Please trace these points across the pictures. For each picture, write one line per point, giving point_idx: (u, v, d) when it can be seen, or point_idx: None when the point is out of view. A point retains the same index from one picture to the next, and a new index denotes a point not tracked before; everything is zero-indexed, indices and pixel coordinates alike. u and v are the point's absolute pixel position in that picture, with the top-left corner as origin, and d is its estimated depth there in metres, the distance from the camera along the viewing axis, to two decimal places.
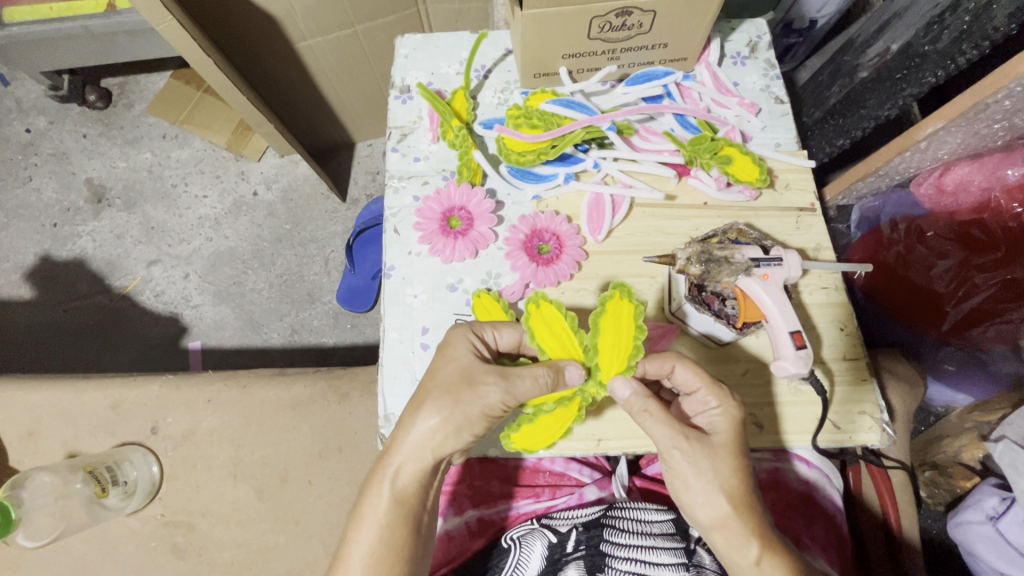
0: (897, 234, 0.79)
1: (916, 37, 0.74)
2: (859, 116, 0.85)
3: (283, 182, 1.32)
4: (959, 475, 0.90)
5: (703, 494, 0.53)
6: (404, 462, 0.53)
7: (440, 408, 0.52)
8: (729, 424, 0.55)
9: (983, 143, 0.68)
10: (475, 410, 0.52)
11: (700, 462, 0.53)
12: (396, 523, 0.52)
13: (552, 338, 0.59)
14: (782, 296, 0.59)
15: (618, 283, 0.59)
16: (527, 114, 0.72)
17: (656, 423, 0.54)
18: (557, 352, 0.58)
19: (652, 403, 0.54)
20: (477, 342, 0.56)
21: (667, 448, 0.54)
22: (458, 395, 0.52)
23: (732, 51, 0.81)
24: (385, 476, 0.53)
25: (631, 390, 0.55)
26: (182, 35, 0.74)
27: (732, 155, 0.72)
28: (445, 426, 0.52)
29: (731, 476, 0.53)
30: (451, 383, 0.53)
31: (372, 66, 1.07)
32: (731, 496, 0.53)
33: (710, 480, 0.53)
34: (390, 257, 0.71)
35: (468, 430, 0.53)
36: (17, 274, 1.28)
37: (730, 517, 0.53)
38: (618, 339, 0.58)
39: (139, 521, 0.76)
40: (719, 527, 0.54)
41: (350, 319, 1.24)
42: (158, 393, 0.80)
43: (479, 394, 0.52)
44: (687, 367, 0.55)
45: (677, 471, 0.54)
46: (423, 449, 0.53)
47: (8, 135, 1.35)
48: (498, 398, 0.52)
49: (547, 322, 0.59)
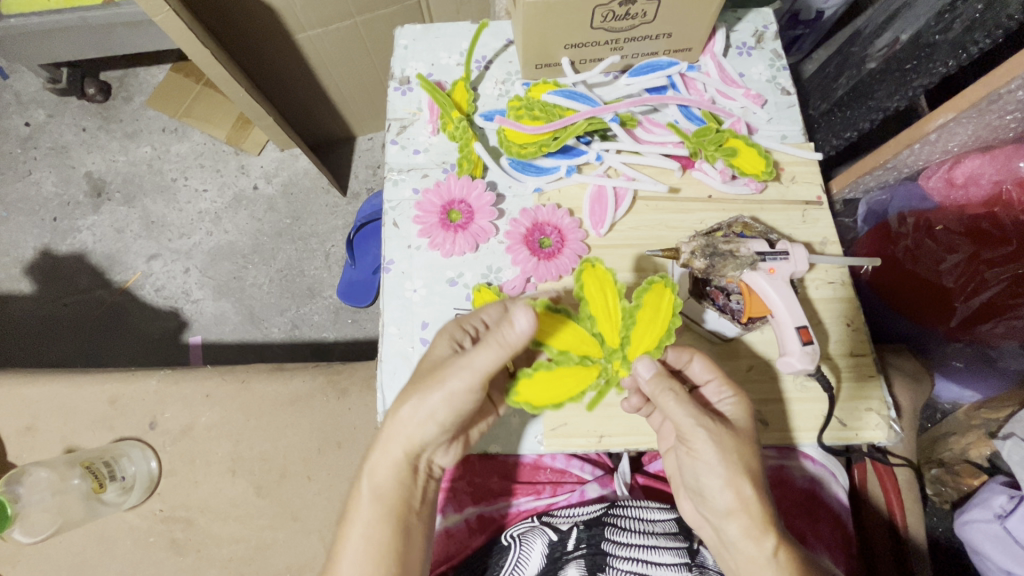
0: (906, 228, 0.77)
1: (927, 27, 0.73)
2: (867, 108, 0.83)
3: (283, 176, 1.31)
4: (966, 473, 0.86)
5: (727, 477, 0.51)
6: (379, 460, 0.53)
7: (406, 399, 0.51)
8: (745, 412, 0.54)
9: (994, 134, 0.68)
10: (437, 399, 0.49)
11: (725, 442, 0.51)
12: (382, 528, 0.52)
13: (599, 300, 0.57)
14: (789, 291, 0.59)
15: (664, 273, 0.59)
16: (529, 105, 0.71)
17: (679, 402, 0.51)
18: (599, 311, 0.57)
19: (676, 383, 0.52)
20: (460, 337, 0.54)
21: (692, 427, 0.51)
22: (422, 385, 0.50)
23: (738, 42, 0.79)
24: (365, 472, 0.53)
25: (654, 371, 0.53)
26: (180, 27, 0.73)
27: (737, 147, 0.70)
28: (414, 419, 0.50)
29: (752, 460, 0.52)
30: (417, 374, 0.52)
31: (372, 59, 1.06)
32: (754, 479, 0.51)
33: (735, 462, 0.51)
34: (388, 251, 0.70)
35: (433, 422, 0.50)
36: (17, 268, 1.27)
37: (753, 501, 0.51)
38: (655, 319, 0.57)
39: (138, 516, 0.75)
40: (738, 514, 0.51)
41: (351, 314, 1.23)
42: (157, 388, 0.79)
43: (441, 383, 0.49)
44: (704, 359, 0.56)
45: (700, 454, 0.52)
46: (395, 444, 0.52)
47: (7, 129, 1.34)
48: (461, 384, 0.48)
49: (600, 280, 0.58)
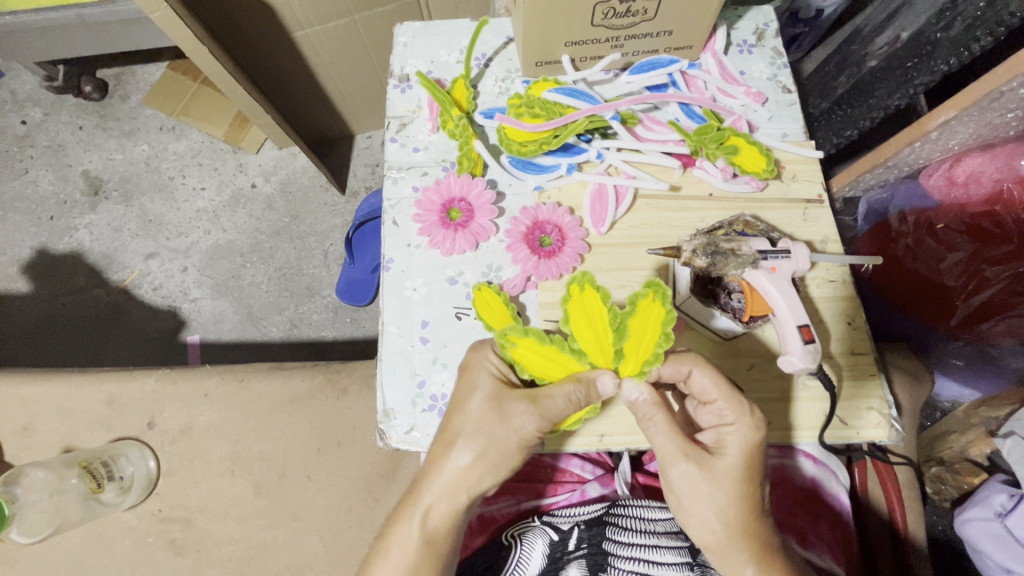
0: (906, 227, 0.78)
1: (927, 25, 0.72)
2: (868, 106, 0.82)
3: (282, 174, 1.31)
4: (966, 471, 0.86)
5: (697, 517, 0.52)
6: (434, 502, 0.54)
7: (473, 446, 0.53)
8: (741, 448, 0.52)
9: (995, 133, 0.67)
10: (510, 442, 0.53)
11: (697, 484, 0.52)
12: (422, 563, 0.53)
13: (589, 330, 0.57)
14: (789, 288, 0.58)
15: (654, 284, 0.57)
16: (529, 103, 0.70)
17: (657, 434, 0.52)
18: (589, 342, 0.56)
19: (657, 412, 0.52)
20: (500, 365, 0.57)
21: (666, 463, 0.53)
22: (489, 428, 0.53)
23: (738, 40, 0.79)
24: (415, 513, 0.54)
25: (640, 396, 0.52)
26: (177, 24, 0.73)
27: (739, 145, 0.70)
28: (480, 464, 0.53)
29: (731, 504, 0.52)
30: (482, 418, 0.53)
31: (372, 55, 1.06)
32: (727, 523, 0.52)
33: (706, 505, 0.52)
34: (389, 249, 0.70)
35: (503, 465, 0.54)
36: (14, 267, 1.26)
37: (723, 542, 0.52)
38: (642, 341, 0.56)
39: (136, 516, 0.75)
40: (714, 550, 0.54)
41: (350, 313, 1.22)
42: (154, 387, 0.79)
43: (513, 425, 0.53)
44: (704, 373, 0.53)
45: (674, 489, 0.53)
46: (455, 490, 0.54)
47: (3, 127, 1.33)
48: (533, 427, 0.53)
49: (587, 307, 0.57)
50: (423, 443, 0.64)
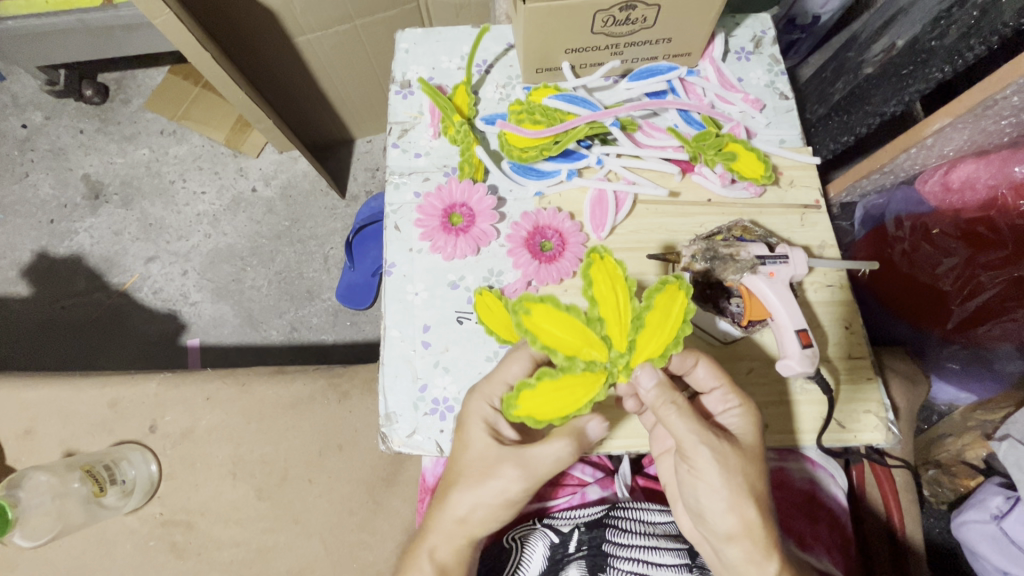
0: (902, 232, 0.79)
1: (922, 33, 0.73)
2: (864, 113, 0.84)
3: (282, 178, 1.31)
4: (963, 474, 0.87)
5: (729, 498, 0.49)
6: (438, 542, 0.55)
7: (465, 499, 0.53)
8: (750, 427, 0.54)
9: (990, 140, 0.68)
10: (494, 501, 0.52)
11: (728, 459, 0.50)
12: None
13: (609, 300, 0.52)
14: (787, 293, 0.59)
15: (682, 275, 0.55)
16: (530, 110, 0.71)
17: (680, 416, 0.50)
18: (609, 315, 0.52)
19: (678, 395, 0.50)
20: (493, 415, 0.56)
21: (692, 444, 0.50)
22: (474, 486, 0.53)
23: (736, 47, 0.80)
24: (423, 554, 0.55)
25: (656, 381, 0.50)
26: (180, 30, 0.73)
27: (737, 151, 0.71)
28: (476, 515, 0.53)
29: (757, 481, 0.51)
30: (470, 473, 0.53)
31: (373, 61, 1.07)
32: (757, 502, 0.50)
33: (738, 482, 0.49)
34: (391, 254, 0.70)
35: (493, 519, 0.54)
36: (14, 270, 1.27)
37: (756, 523, 0.50)
38: (663, 325, 0.53)
39: (138, 520, 0.75)
40: (738, 538, 0.50)
41: (350, 316, 1.23)
42: (156, 391, 0.79)
43: (495, 486, 0.52)
44: (708, 365, 0.55)
45: (701, 472, 0.50)
46: (455, 534, 0.54)
47: (4, 131, 1.34)
48: (517, 488, 0.52)
49: (610, 276, 0.53)
50: (425, 446, 0.64)
